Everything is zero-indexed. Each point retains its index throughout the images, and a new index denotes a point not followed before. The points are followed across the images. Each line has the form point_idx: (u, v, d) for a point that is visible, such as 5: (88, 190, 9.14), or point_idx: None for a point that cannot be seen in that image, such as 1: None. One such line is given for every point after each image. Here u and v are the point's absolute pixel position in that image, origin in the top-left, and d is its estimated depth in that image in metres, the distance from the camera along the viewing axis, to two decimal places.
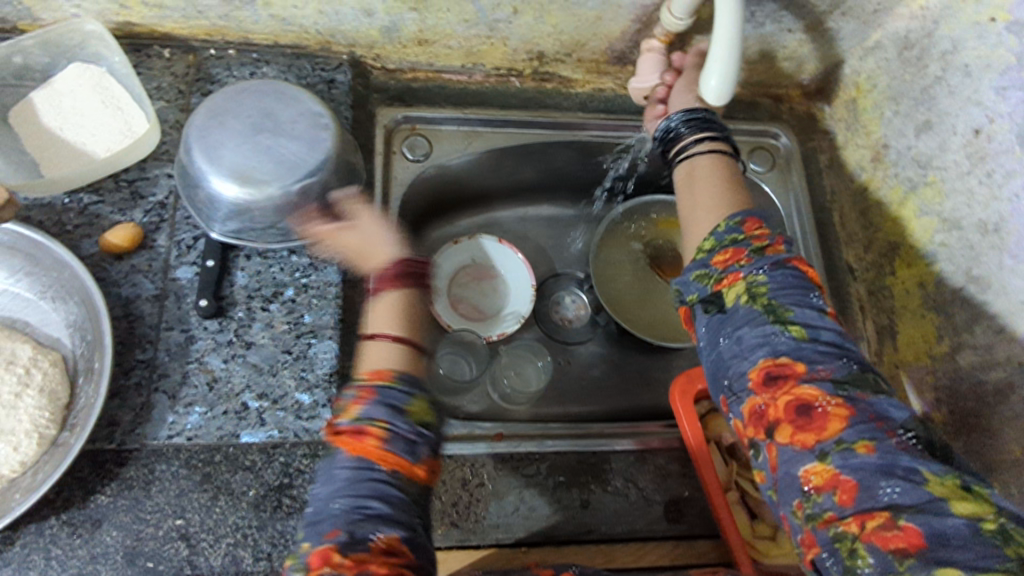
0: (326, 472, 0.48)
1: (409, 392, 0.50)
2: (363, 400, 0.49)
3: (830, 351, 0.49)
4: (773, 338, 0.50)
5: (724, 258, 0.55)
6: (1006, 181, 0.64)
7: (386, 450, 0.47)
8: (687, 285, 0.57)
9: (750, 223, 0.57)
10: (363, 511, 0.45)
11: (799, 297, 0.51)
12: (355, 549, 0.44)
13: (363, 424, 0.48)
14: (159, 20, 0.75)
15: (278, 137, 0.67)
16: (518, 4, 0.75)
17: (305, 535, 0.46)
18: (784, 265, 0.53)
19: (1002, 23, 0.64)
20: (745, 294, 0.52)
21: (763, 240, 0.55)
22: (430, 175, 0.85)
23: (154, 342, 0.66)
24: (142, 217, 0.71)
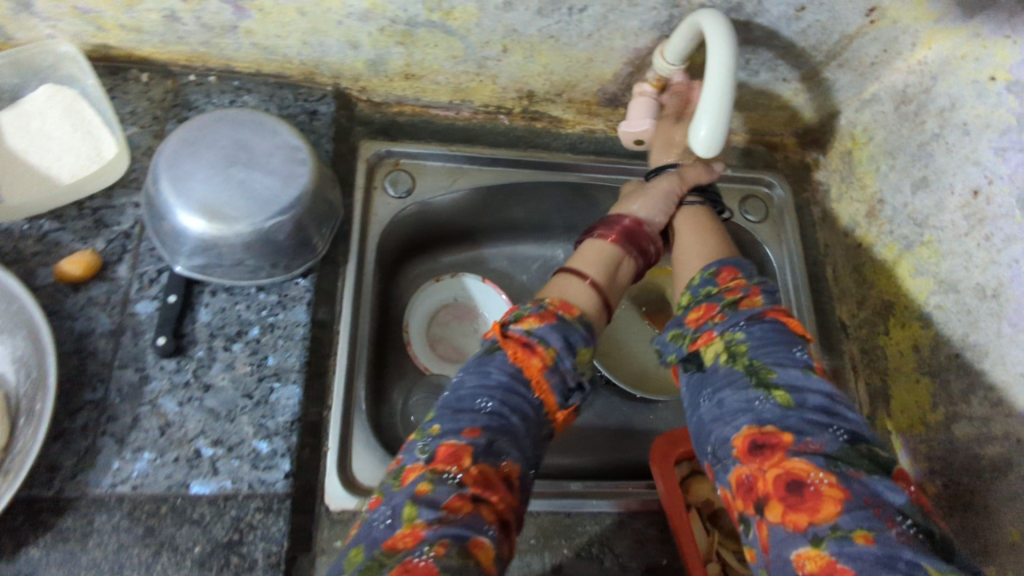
0: (482, 367, 0.59)
1: (584, 341, 0.62)
2: (546, 324, 0.61)
3: (818, 421, 0.48)
4: (757, 405, 0.50)
5: (697, 316, 0.59)
6: (1005, 245, 0.62)
7: (543, 376, 0.58)
8: (666, 346, 0.61)
9: (724, 275, 0.62)
10: (499, 427, 0.55)
11: (780, 357, 0.53)
12: (482, 462, 0.52)
13: (537, 344, 0.59)
14: (137, 44, 0.72)
15: (251, 170, 0.63)
16: (508, 43, 0.72)
17: (444, 424, 0.55)
18: (761, 319, 0.56)
19: (1002, 83, 0.63)
20: (724, 353, 0.55)
21: (736, 293, 0.58)
22: (412, 213, 0.82)
23: (106, 381, 0.63)
24: (104, 245, 0.67)
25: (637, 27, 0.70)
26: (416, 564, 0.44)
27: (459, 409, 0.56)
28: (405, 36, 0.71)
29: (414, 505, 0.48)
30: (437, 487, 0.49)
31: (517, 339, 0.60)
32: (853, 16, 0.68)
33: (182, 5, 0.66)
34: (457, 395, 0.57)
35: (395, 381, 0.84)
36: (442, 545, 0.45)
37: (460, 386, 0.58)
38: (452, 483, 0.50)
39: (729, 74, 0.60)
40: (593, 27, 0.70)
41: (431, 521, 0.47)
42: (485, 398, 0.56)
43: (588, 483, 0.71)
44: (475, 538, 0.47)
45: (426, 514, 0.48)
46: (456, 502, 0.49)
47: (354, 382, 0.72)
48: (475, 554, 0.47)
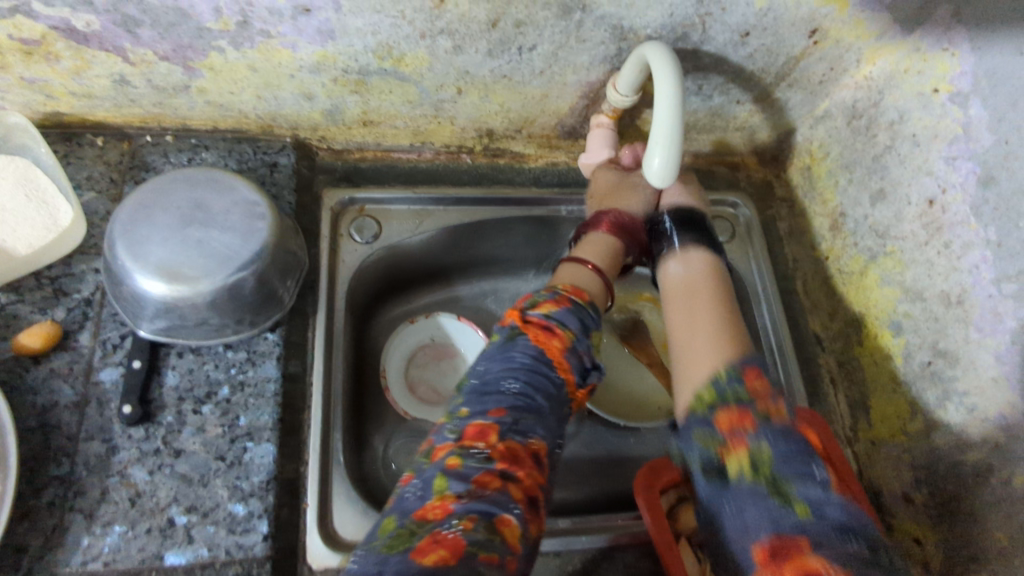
0: (504, 352, 0.58)
1: (594, 326, 0.64)
2: (562, 308, 0.62)
3: (841, 533, 0.45)
4: (776, 518, 0.46)
5: (728, 420, 0.52)
6: (964, 252, 0.63)
7: (564, 357, 0.59)
8: (688, 445, 0.54)
9: (751, 374, 0.55)
10: (526, 406, 0.55)
11: (801, 470, 0.48)
12: (509, 440, 0.52)
13: (556, 326, 0.60)
14: (90, 109, 0.72)
15: (209, 229, 0.62)
16: (462, 84, 0.73)
17: (471, 406, 0.54)
18: (790, 431, 0.50)
19: (945, 94, 0.64)
20: (746, 466, 0.49)
21: (768, 402, 0.52)
22: (382, 256, 0.82)
23: (72, 454, 0.61)
24: (64, 314, 0.66)
25: (587, 61, 0.71)
26: (444, 535, 0.44)
27: (485, 391, 0.55)
28: (359, 84, 0.71)
29: (444, 479, 0.49)
30: (466, 462, 0.49)
31: (536, 323, 0.60)
32: (796, 38, 0.70)
33: (132, 69, 0.66)
34: (483, 379, 0.57)
35: (376, 426, 0.82)
36: (470, 519, 0.45)
37: (485, 369, 0.57)
38: (480, 459, 0.50)
39: (679, 108, 0.61)
40: (544, 64, 0.71)
41: (460, 494, 0.47)
42: (510, 379, 0.56)
43: (575, 520, 0.70)
44: (502, 514, 0.47)
45: (455, 487, 0.48)
46: (484, 477, 0.49)
47: (331, 433, 0.71)
48: (502, 530, 0.46)
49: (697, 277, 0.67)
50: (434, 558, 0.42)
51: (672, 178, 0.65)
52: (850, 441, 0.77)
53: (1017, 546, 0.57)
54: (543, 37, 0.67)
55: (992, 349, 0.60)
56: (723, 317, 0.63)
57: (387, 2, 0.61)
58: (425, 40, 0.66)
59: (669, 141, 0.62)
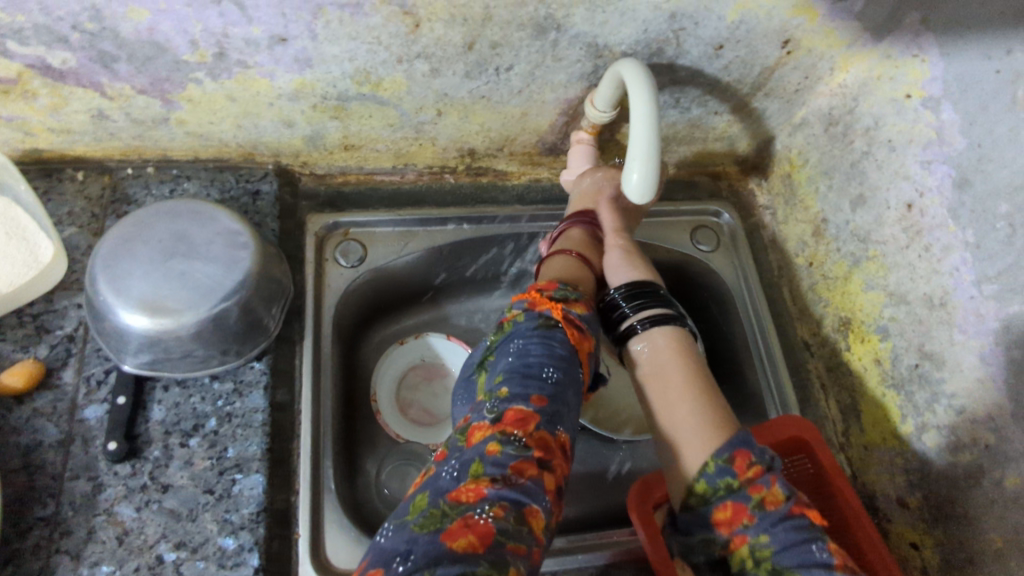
0: (546, 338, 0.57)
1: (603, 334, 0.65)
2: (589, 314, 0.63)
3: None
4: None
5: (727, 516, 0.54)
6: (944, 254, 0.63)
7: (589, 361, 0.60)
8: (697, 537, 0.57)
9: (739, 457, 0.55)
10: (561, 399, 0.54)
11: (802, 557, 0.50)
12: (544, 431, 0.52)
13: (587, 331, 0.61)
14: (70, 144, 0.71)
15: (192, 260, 0.62)
16: (442, 106, 0.73)
17: (511, 388, 0.54)
18: (785, 518, 0.52)
19: (918, 99, 0.65)
20: (750, 559, 0.52)
21: (760, 489, 0.53)
22: (368, 280, 0.82)
23: (57, 494, 0.60)
24: (47, 352, 0.66)
25: (565, 79, 0.72)
26: (476, 521, 0.43)
27: (527, 374, 0.54)
28: (339, 110, 0.71)
29: (481, 463, 0.48)
30: (504, 449, 0.49)
31: (573, 322, 0.60)
32: (769, 49, 0.70)
33: (110, 103, 0.66)
34: (523, 361, 0.56)
35: (368, 450, 0.82)
36: (502, 506, 0.45)
37: (526, 351, 0.56)
38: (518, 447, 0.49)
39: (655, 125, 0.62)
40: (522, 83, 0.71)
41: (495, 479, 0.47)
42: (551, 369, 0.55)
43: (571, 538, 0.70)
44: (532, 505, 0.46)
45: (491, 472, 0.47)
46: (521, 465, 0.48)
47: (321, 461, 0.70)
48: (530, 520, 0.46)
49: (661, 356, 0.63)
50: (463, 543, 0.41)
51: (654, 193, 0.66)
52: (843, 446, 0.76)
53: (1013, 548, 0.57)
54: (519, 57, 0.67)
55: (976, 350, 0.60)
56: (700, 396, 0.60)
57: (362, 29, 0.61)
58: (402, 65, 0.66)
59: (646, 156, 0.63)
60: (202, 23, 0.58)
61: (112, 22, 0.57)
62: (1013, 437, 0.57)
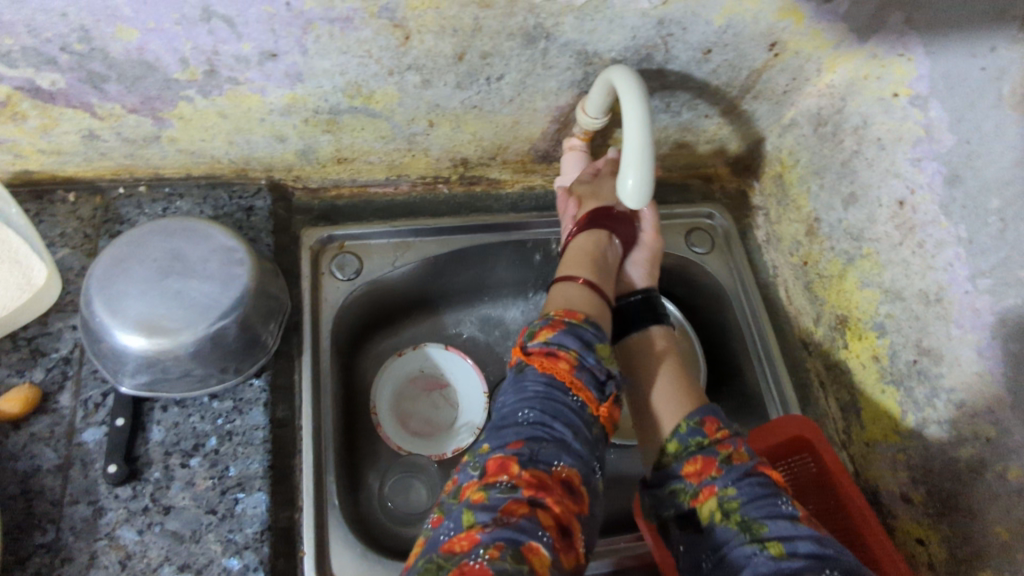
0: (518, 383, 0.59)
1: (597, 339, 0.63)
2: (559, 331, 0.61)
3: (810, 563, 0.49)
4: (752, 559, 0.51)
5: (695, 470, 0.58)
6: (938, 250, 0.64)
7: (574, 376, 0.58)
8: (666, 499, 0.60)
9: (710, 423, 0.61)
10: (545, 434, 0.55)
11: (768, 508, 0.53)
12: (535, 469, 0.52)
13: (558, 350, 0.60)
14: (60, 165, 0.71)
15: (188, 278, 0.62)
16: (434, 117, 0.73)
17: (490, 442, 0.56)
18: (752, 473, 0.56)
19: (905, 97, 0.66)
20: (718, 511, 0.55)
21: (727, 447, 0.58)
22: (364, 292, 0.82)
23: (57, 520, 0.59)
24: (43, 375, 0.65)
25: (556, 87, 0.72)
26: (471, 566, 0.44)
27: (503, 425, 0.57)
28: (331, 124, 0.71)
29: (471, 512, 0.49)
30: (491, 495, 0.50)
31: (538, 352, 0.60)
32: (757, 52, 0.71)
33: (100, 123, 0.66)
34: (501, 415, 0.58)
35: (370, 464, 0.82)
36: (497, 546, 0.45)
37: (502, 406, 0.59)
38: (505, 490, 0.50)
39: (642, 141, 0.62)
40: (513, 92, 0.72)
41: (486, 524, 0.47)
42: (526, 409, 0.56)
43: None
44: (530, 542, 0.46)
45: (482, 518, 0.48)
46: (511, 505, 0.48)
47: (324, 476, 0.70)
48: (531, 558, 0.45)
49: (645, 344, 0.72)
50: None
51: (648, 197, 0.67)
52: (845, 444, 0.77)
53: (1018, 540, 0.57)
54: (510, 67, 0.68)
55: (973, 344, 0.61)
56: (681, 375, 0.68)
57: (353, 42, 0.61)
58: (393, 77, 0.66)
59: (638, 157, 0.63)
60: (192, 41, 0.58)
61: (101, 42, 0.56)
62: (1014, 430, 0.58)
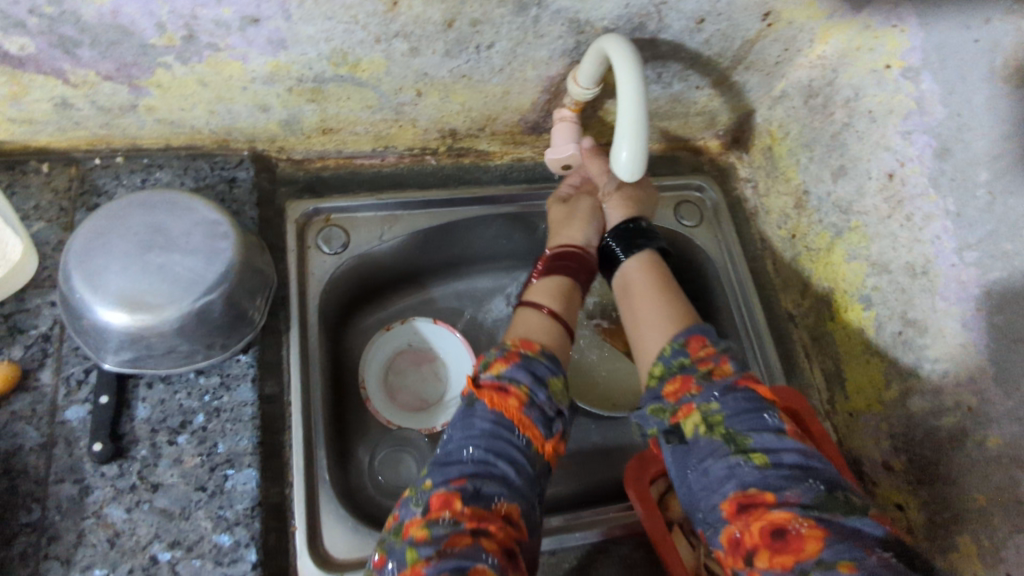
0: (464, 419, 0.57)
1: (552, 371, 0.61)
2: (513, 364, 0.60)
3: (796, 476, 0.51)
4: (738, 470, 0.52)
5: (674, 389, 0.59)
6: (926, 223, 0.64)
7: (523, 415, 0.57)
8: (646, 418, 0.60)
9: (693, 343, 0.62)
10: (487, 473, 0.53)
11: (753, 422, 0.54)
12: (475, 504, 0.51)
13: (510, 385, 0.58)
14: (32, 135, 0.68)
15: (170, 253, 0.60)
16: (422, 86, 0.71)
17: (433, 478, 0.54)
18: (735, 388, 0.57)
19: (897, 70, 0.66)
20: (701, 424, 0.56)
21: (708, 364, 0.59)
22: (351, 267, 0.80)
23: (43, 499, 0.58)
24: (22, 353, 0.63)
25: (547, 56, 0.70)
26: None
27: (446, 461, 0.55)
28: (316, 93, 0.69)
29: (414, 549, 0.49)
30: (433, 530, 0.49)
31: (489, 386, 0.58)
32: (751, 22, 0.70)
33: (73, 91, 0.63)
34: (444, 450, 0.56)
35: (359, 437, 0.81)
36: None
37: (446, 441, 0.57)
38: (447, 525, 0.50)
39: (640, 105, 0.61)
40: (503, 62, 0.70)
41: (430, 558, 0.47)
42: (470, 446, 0.55)
43: (568, 516, 0.71)
44: (477, 566, 0.46)
45: (426, 553, 0.48)
46: (454, 538, 0.48)
47: (314, 451, 0.69)
48: None
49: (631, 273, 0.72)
50: None
51: (639, 172, 0.66)
52: (829, 413, 0.78)
53: (995, 505, 0.59)
54: (500, 35, 0.66)
55: (957, 316, 0.62)
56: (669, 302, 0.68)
57: (338, 8, 0.59)
58: (380, 45, 0.64)
59: (633, 131, 0.62)
60: (168, 4, 0.55)
61: (72, 5, 0.54)
62: (995, 400, 0.59)
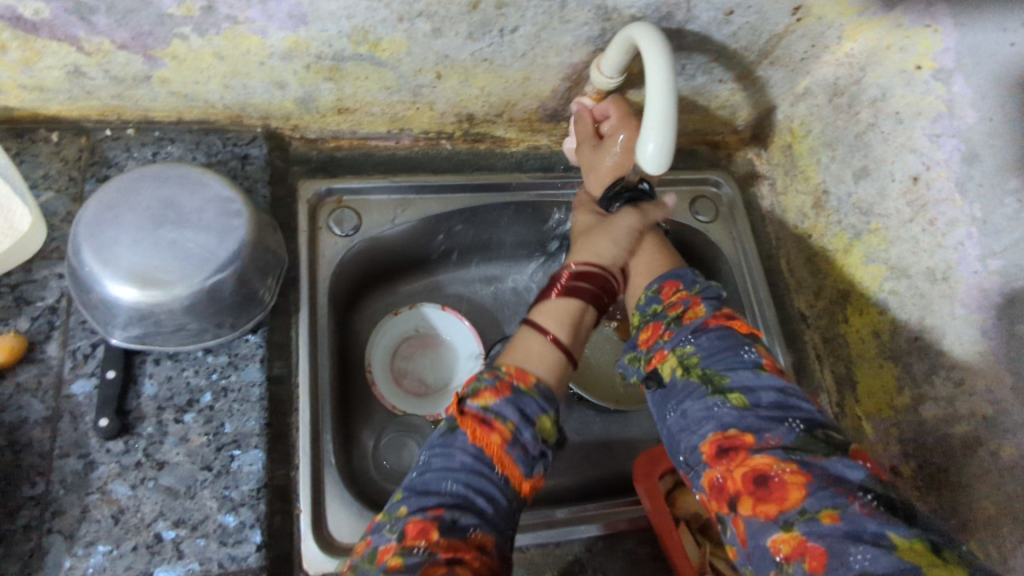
0: (445, 449, 0.55)
1: (541, 408, 0.59)
2: (502, 397, 0.57)
3: (773, 417, 0.51)
4: (716, 411, 0.52)
5: (647, 336, 0.62)
6: (949, 228, 0.63)
7: (505, 453, 0.55)
8: (630, 369, 0.64)
9: (668, 292, 0.65)
10: (465, 506, 0.52)
11: (729, 361, 0.55)
12: (451, 536, 0.50)
13: (495, 420, 0.56)
14: (42, 103, 0.67)
15: (183, 229, 0.59)
16: (442, 69, 0.70)
17: (409, 505, 0.52)
18: (705, 328, 0.58)
19: (928, 71, 0.64)
20: (678, 366, 0.57)
21: (678, 308, 0.61)
22: (362, 249, 0.80)
23: (47, 473, 0.58)
24: (28, 324, 0.62)
25: (571, 43, 0.69)
26: None
27: (424, 490, 0.53)
28: (334, 71, 0.68)
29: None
30: (407, 561, 0.48)
31: (473, 417, 0.56)
32: (780, 16, 0.69)
33: (87, 59, 0.61)
34: (422, 478, 0.54)
35: (364, 421, 0.81)
36: None
37: (425, 466, 0.55)
38: (421, 556, 0.48)
39: (670, 96, 0.60)
40: (526, 46, 0.69)
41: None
42: (451, 478, 0.53)
43: (574, 509, 0.71)
44: None
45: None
46: (429, 570, 0.47)
47: (321, 434, 0.69)
48: None
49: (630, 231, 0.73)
50: None
51: (665, 168, 0.64)
52: (838, 416, 0.78)
53: None
54: (525, 19, 0.65)
55: (977, 324, 0.62)
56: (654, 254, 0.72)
57: None
58: (402, 24, 0.63)
59: (664, 123, 0.61)
60: None
61: None
62: None
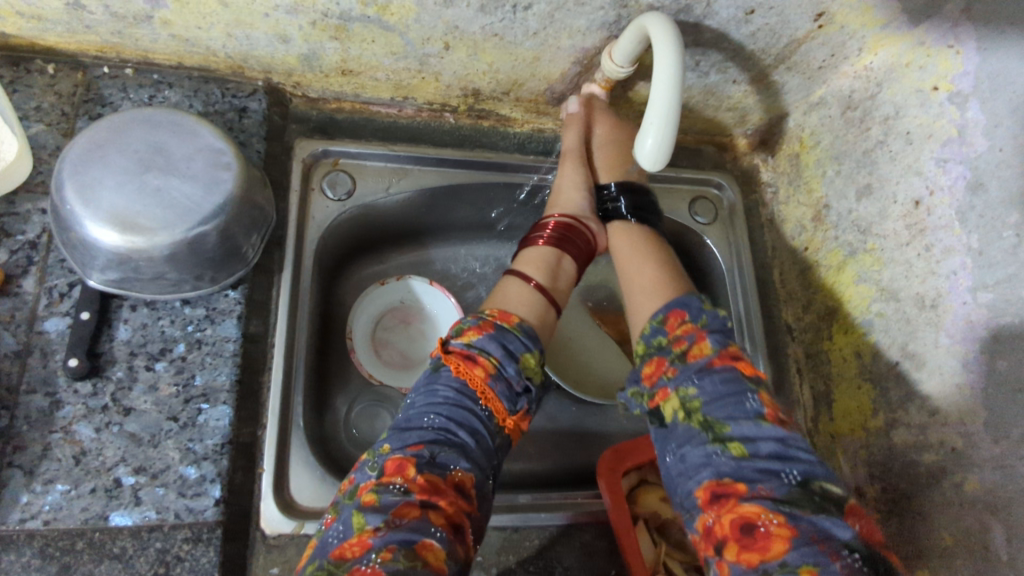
0: (430, 386, 0.58)
1: (526, 346, 0.61)
2: (486, 335, 0.60)
3: (771, 470, 0.50)
4: (714, 459, 0.52)
5: (650, 371, 0.60)
6: (945, 257, 0.62)
7: (487, 387, 0.57)
8: (631, 401, 0.63)
9: (673, 318, 0.62)
10: (446, 440, 0.54)
11: (733, 410, 0.54)
12: (429, 473, 0.51)
13: (478, 354, 0.58)
14: (39, 33, 0.65)
15: (169, 176, 0.58)
16: (450, 40, 0.69)
17: (392, 442, 0.54)
18: (710, 370, 0.56)
19: (944, 93, 0.63)
20: (681, 410, 0.57)
21: (682, 343, 0.59)
22: (353, 214, 0.78)
23: (12, 408, 0.58)
24: (6, 257, 0.62)
25: (585, 26, 0.67)
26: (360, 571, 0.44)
27: (406, 427, 0.55)
28: (340, 31, 0.66)
29: (361, 514, 0.48)
30: (383, 497, 0.49)
31: (458, 354, 0.59)
32: (801, 21, 0.67)
33: None
34: (404, 416, 0.57)
35: (339, 387, 0.80)
36: (389, 549, 0.45)
37: (410, 405, 0.57)
38: (398, 493, 0.49)
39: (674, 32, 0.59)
40: (538, 25, 0.67)
41: (378, 527, 0.47)
42: (433, 414, 0.56)
43: (537, 496, 0.71)
44: (423, 540, 0.47)
45: (373, 521, 0.47)
46: (403, 508, 0.48)
47: (291, 396, 0.68)
48: (425, 554, 0.46)
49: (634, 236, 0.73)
50: None
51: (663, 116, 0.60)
52: (811, 431, 0.79)
53: (959, 548, 0.59)
54: None
55: (958, 356, 0.60)
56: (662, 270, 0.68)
57: None
58: None
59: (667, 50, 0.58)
60: None
61: None
62: (981, 444, 0.58)
